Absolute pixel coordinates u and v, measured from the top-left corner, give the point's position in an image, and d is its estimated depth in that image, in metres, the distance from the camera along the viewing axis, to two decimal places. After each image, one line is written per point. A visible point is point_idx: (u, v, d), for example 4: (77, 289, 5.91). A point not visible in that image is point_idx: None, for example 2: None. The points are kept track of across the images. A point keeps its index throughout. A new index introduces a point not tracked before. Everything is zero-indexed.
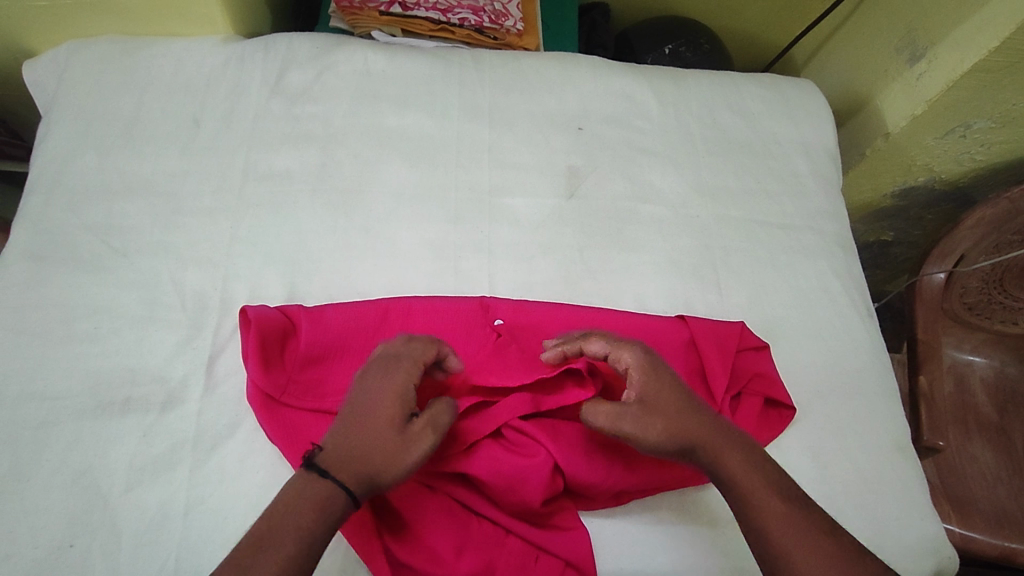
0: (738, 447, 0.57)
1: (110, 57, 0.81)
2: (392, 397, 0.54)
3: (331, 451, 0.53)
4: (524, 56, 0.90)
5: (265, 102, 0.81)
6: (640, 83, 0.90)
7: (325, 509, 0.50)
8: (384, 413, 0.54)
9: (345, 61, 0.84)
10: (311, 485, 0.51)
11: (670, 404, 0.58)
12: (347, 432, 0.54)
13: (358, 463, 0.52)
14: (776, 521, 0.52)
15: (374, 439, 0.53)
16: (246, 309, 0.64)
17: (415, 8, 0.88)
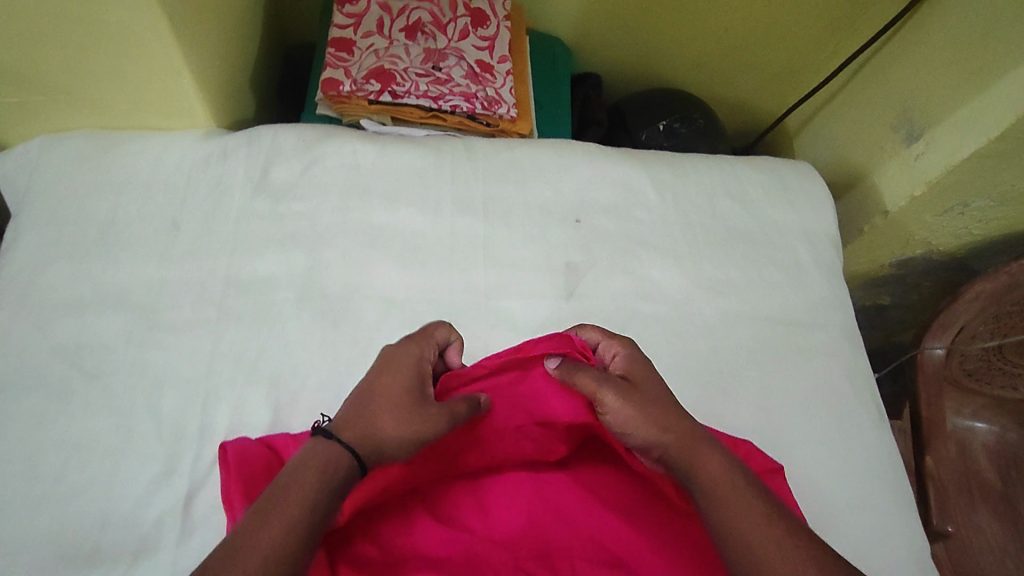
0: (715, 451, 0.57)
1: (85, 155, 0.77)
2: (399, 368, 0.58)
3: (347, 424, 0.55)
4: (518, 144, 0.87)
5: (249, 201, 0.77)
6: (637, 170, 0.87)
7: (337, 475, 0.52)
8: (396, 382, 0.57)
9: (334, 154, 0.81)
10: (318, 451, 0.53)
11: (644, 394, 0.59)
12: (355, 403, 0.57)
13: (370, 427, 0.55)
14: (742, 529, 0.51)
15: (386, 404, 0.56)
16: (225, 446, 0.58)
17: (405, 96, 0.86)
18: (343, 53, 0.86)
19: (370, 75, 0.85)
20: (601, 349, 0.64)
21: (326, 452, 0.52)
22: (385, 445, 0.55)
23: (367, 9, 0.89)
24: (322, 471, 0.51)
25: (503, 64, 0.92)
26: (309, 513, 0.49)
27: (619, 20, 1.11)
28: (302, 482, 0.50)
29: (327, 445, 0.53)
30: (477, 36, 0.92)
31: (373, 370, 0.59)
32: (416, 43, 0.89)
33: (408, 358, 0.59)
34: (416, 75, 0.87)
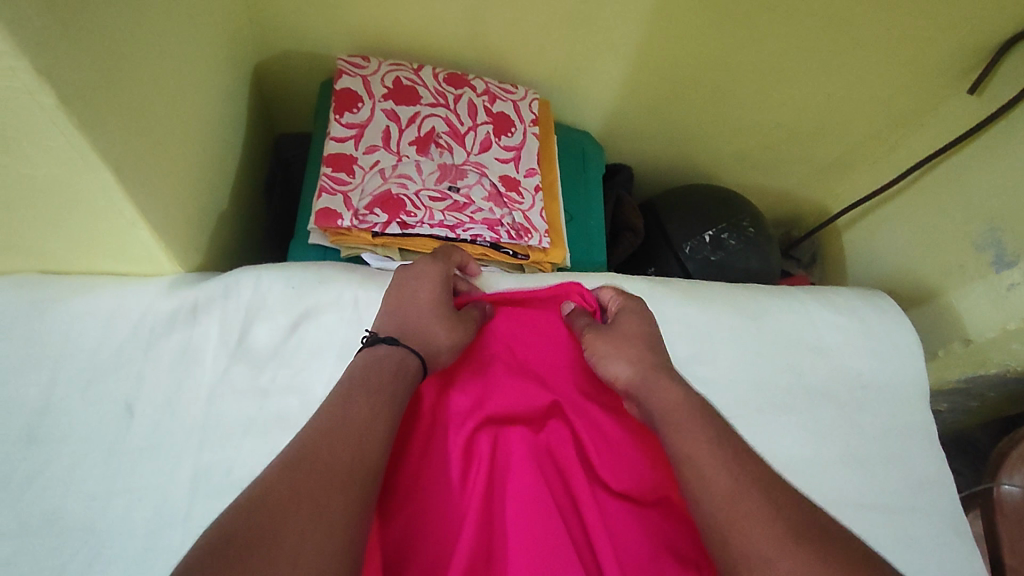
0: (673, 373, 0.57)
1: (12, 316, 0.61)
2: (437, 278, 0.61)
3: (399, 328, 0.57)
4: (552, 282, 0.72)
5: (223, 373, 0.62)
6: (695, 315, 0.73)
7: (406, 374, 0.54)
8: (438, 289, 0.60)
9: (329, 307, 0.66)
10: (385, 355, 0.54)
11: (634, 314, 0.63)
12: (394, 307, 0.59)
13: (425, 335, 0.57)
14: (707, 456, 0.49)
15: (435, 309, 0.59)
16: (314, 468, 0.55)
17: (416, 226, 0.71)
18: (342, 173, 0.72)
19: (375, 203, 0.71)
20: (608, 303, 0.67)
21: (394, 351, 0.54)
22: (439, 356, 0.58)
23: (371, 117, 0.75)
24: (392, 375, 0.53)
25: (530, 178, 0.78)
26: (392, 399, 0.51)
27: (657, 112, 0.97)
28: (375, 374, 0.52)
29: (390, 350, 0.54)
30: (500, 146, 0.78)
31: (403, 279, 0.61)
32: (429, 158, 0.75)
33: (439, 270, 0.61)
34: (430, 199, 0.73)
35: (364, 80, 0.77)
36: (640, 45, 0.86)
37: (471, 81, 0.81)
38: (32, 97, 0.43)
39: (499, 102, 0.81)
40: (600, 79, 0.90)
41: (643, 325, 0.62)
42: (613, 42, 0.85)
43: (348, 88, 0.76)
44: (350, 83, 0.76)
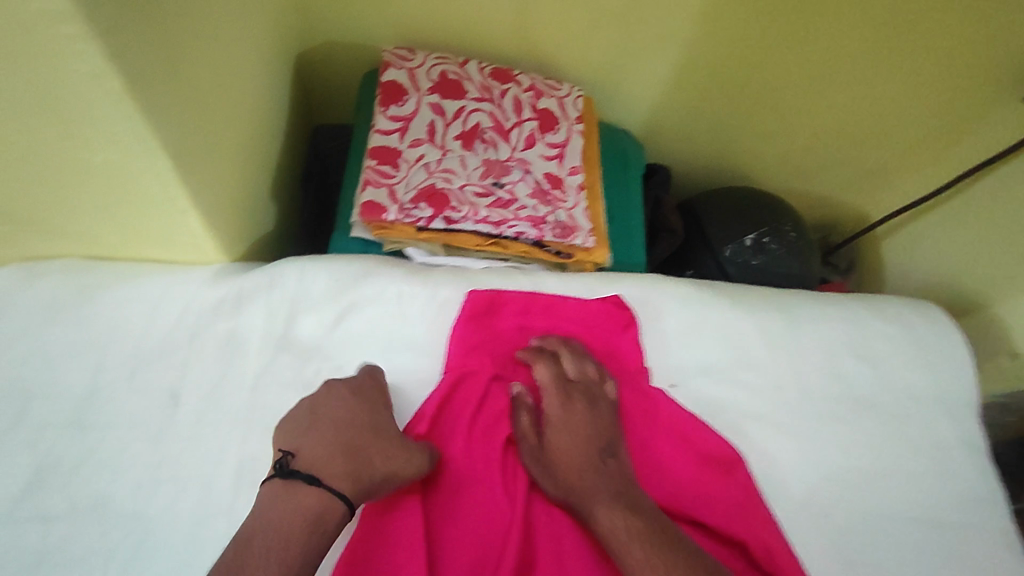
0: (610, 498, 0.53)
1: (64, 301, 0.62)
2: (357, 405, 0.54)
3: (306, 459, 0.50)
4: (597, 281, 0.71)
5: (267, 364, 0.61)
6: (743, 320, 0.72)
7: (316, 517, 0.46)
8: (352, 411, 0.54)
9: (374, 300, 0.66)
10: (284, 499, 0.47)
11: (569, 418, 0.59)
12: (310, 435, 0.51)
13: (342, 457, 0.50)
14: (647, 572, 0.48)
15: (352, 434, 0.52)
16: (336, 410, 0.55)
17: (460, 222, 0.71)
18: (387, 166, 0.71)
19: (421, 197, 0.70)
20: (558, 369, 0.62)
21: (304, 488, 0.47)
22: (369, 481, 0.50)
23: (417, 110, 0.75)
24: (303, 517, 0.46)
25: (574, 177, 0.77)
26: (307, 543, 0.45)
27: (697, 112, 0.96)
28: (274, 522, 0.45)
29: (294, 488, 0.47)
30: (545, 143, 0.77)
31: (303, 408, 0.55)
32: (474, 153, 0.74)
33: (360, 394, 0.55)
34: (475, 195, 0.72)
35: (409, 73, 0.76)
36: (685, 44, 0.85)
37: (517, 77, 0.80)
38: (100, 81, 0.43)
39: (544, 99, 0.80)
40: (643, 78, 0.89)
41: (578, 440, 0.57)
42: (658, 40, 0.84)
43: (394, 80, 0.75)
44: (396, 76, 0.76)
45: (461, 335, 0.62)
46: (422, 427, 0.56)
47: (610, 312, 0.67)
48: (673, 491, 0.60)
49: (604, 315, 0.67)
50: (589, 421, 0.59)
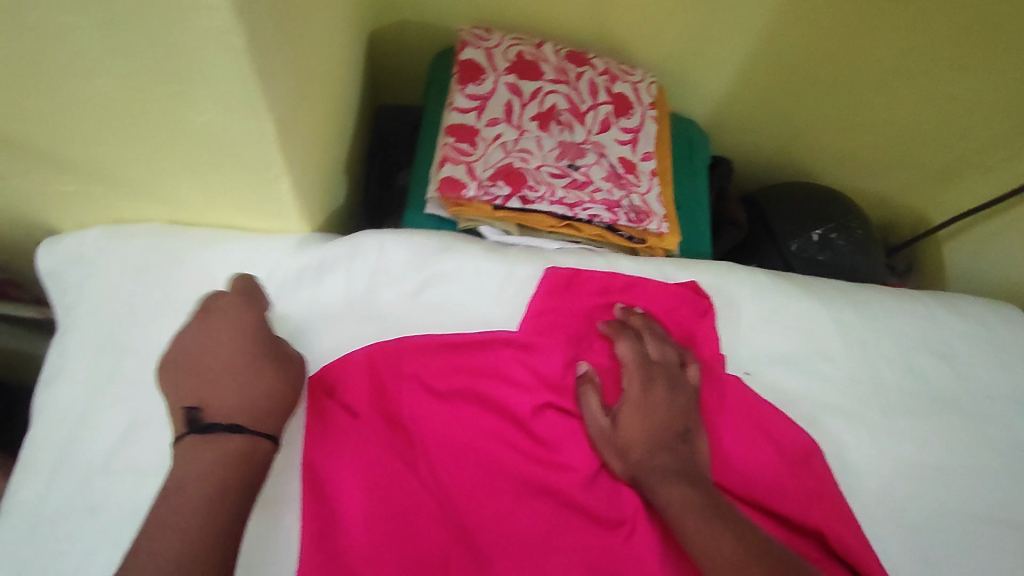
0: (669, 473, 0.56)
1: (154, 263, 0.64)
2: (234, 332, 0.53)
3: (211, 408, 0.49)
4: (672, 267, 0.71)
5: (348, 333, 0.62)
6: (819, 311, 0.71)
7: (236, 453, 0.47)
8: (232, 342, 0.52)
9: (451, 275, 0.66)
10: (201, 451, 0.47)
11: (646, 399, 0.60)
12: (204, 378, 0.50)
13: (234, 397, 0.50)
14: (697, 542, 0.52)
15: (238, 369, 0.51)
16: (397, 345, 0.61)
17: (536, 202, 0.71)
18: (465, 144, 0.71)
19: (498, 175, 0.70)
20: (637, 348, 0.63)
21: (217, 438, 0.47)
22: (274, 409, 0.51)
23: (494, 89, 0.75)
24: (226, 457, 0.47)
25: (647, 162, 0.77)
26: (238, 477, 0.46)
27: (764, 104, 0.95)
28: (198, 470, 0.46)
29: (208, 440, 0.47)
30: (619, 127, 0.77)
31: (178, 350, 0.53)
32: (550, 134, 0.74)
33: (240, 317, 0.54)
34: (551, 175, 0.72)
35: (487, 52, 0.76)
36: (763, 32, 0.84)
37: (592, 60, 0.80)
38: (222, 38, 0.43)
39: (619, 83, 0.80)
40: (714, 67, 0.89)
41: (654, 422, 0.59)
42: (736, 28, 0.83)
43: (472, 59, 0.75)
44: (474, 54, 0.76)
45: (539, 308, 0.65)
46: (466, 363, 0.61)
47: (687, 299, 0.67)
48: (748, 469, 0.60)
49: (678, 301, 0.67)
50: (667, 404, 0.60)
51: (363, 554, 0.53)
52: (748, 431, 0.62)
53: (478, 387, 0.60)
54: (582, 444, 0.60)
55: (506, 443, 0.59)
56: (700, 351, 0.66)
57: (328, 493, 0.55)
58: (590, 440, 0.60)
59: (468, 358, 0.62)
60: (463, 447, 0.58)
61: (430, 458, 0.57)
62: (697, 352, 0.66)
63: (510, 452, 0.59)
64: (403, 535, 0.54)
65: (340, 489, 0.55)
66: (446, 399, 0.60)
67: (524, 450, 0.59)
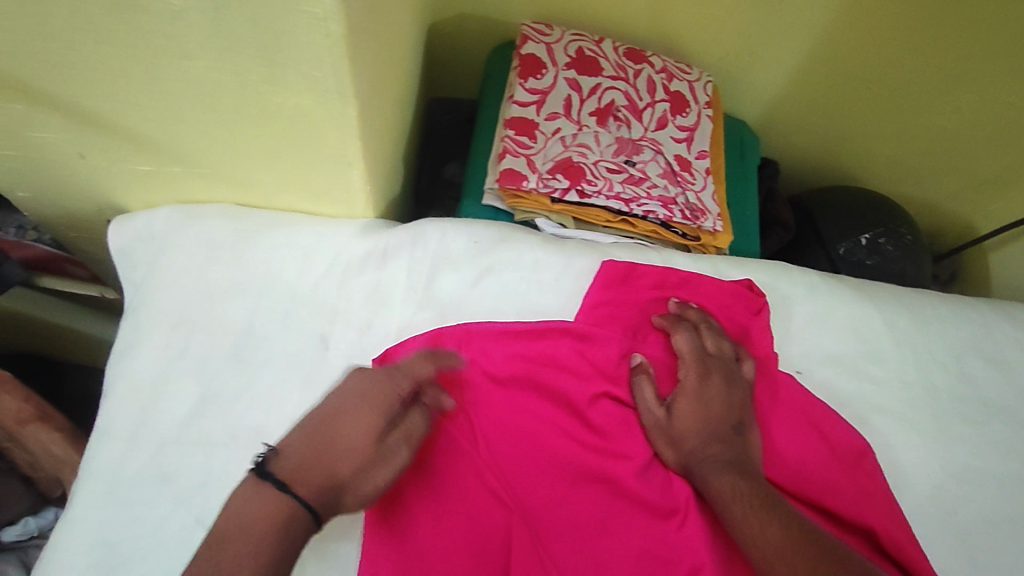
0: (720, 462, 0.57)
1: (221, 241, 0.65)
2: (373, 400, 0.50)
3: (288, 464, 0.45)
4: (726, 265, 0.72)
5: (410, 317, 0.64)
6: (871, 314, 0.72)
7: (283, 519, 0.43)
8: (362, 413, 0.49)
9: (510, 264, 0.68)
10: (257, 498, 0.43)
11: (702, 390, 0.61)
12: (312, 437, 0.47)
13: (323, 469, 0.46)
14: (744, 531, 0.52)
15: (347, 439, 0.48)
16: (462, 327, 0.62)
17: (593, 196, 0.72)
18: (525, 137, 0.73)
19: (558, 169, 0.72)
20: (695, 341, 0.63)
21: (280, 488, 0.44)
22: (341, 491, 0.47)
23: (554, 84, 0.76)
24: (272, 514, 0.43)
25: (701, 161, 0.78)
26: (274, 554, 0.41)
27: (814, 107, 0.95)
28: (240, 517, 0.42)
29: (264, 491, 0.44)
30: (675, 125, 0.78)
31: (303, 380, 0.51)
32: (607, 130, 0.76)
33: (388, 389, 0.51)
34: (608, 170, 0.73)
35: (547, 47, 0.77)
36: (819, 35, 0.84)
37: (649, 58, 0.81)
38: (322, 24, 0.45)
39: (676, 81, 0.81)
40: (768, 69, 0.89)
41: (705, 412, 0.60)
42: (792, 30, 0.83)
43: (533, 53, 0.76)
44: (534, 49, 0.77)
45: (597, 299, 0.66)
46: (525, 348, 0.62)
47: (741, 296, 0.68)
48: (799, 462, 0.61)
49: (734, 297, 0.68)
50: (722, 396, 0.61)
51: (423, 529, 0.55)
52: (801, 428, 0.62)
53: (535, 375, 0.62)
54: (635, 434, 0.60)
55: (561, 429, 0.60)
56: (754, 348, 0.66)
57: None
58: (643, 429, 0.61)
59: (526, 346, 0.63)
60: (519, 430, 0.59)
61: (489, 439, 0.59)
62: (751, 348, 0.66)
63: (567, 437, 0.60)
64: (461, 513, 0.55)
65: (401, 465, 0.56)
66: (504, 385, 0.61)
67: (577, 437, 0.60)
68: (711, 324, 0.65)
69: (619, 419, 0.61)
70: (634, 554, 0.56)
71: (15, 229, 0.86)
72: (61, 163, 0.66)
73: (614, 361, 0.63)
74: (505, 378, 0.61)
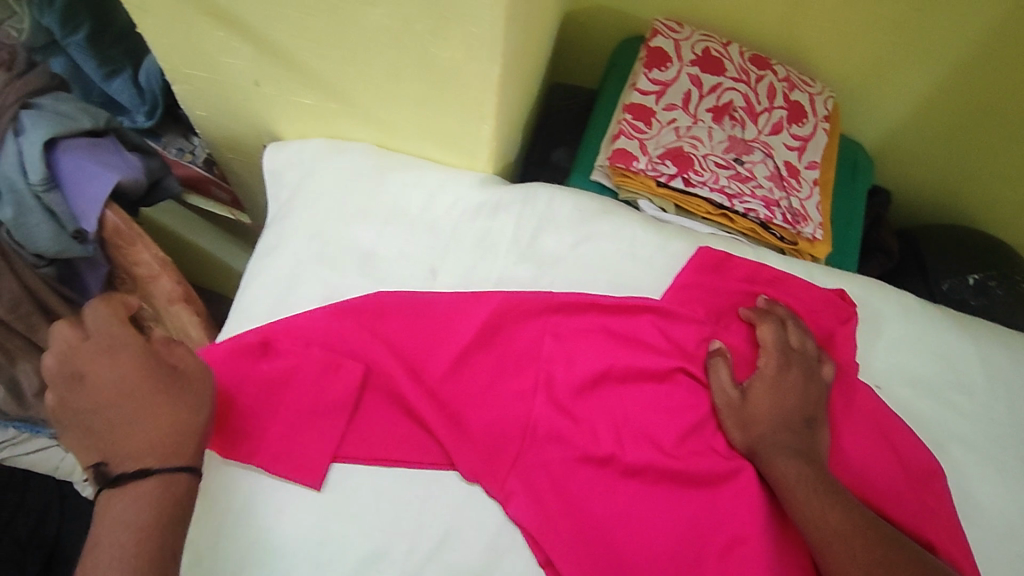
0: (787, 449, 0.60)
1: (359, 175, 0.74)
2: (114, 363, 0.54)
3: (119, 457, 0.51)
4: (820, 272, 0.73)
5: (509, 265, 0.70)
6: (966, 346, 0.71)
7: (159, 494, 0.50)
8: (111, 369, 0.54)
9: (609, 235, 0.72)
10: (119, 500, 0.50)
11: (778, 382, 0.64)
12: (116, 421, 0.52)
13: (146, 440, 0.51)
14: (807, 512, 0.57)
15: (121, 403, 0.53)
16: (554, 294, 0.67)
17: (698, 186, 0.75)
18: (641, 122, 0.77)
19: (668, 155, 0.76)
20: (779, 336, 0.66)
21: (136, 482, 0.50)
22: (199, 444, 0.53)
23: (677, 77, 0.80)
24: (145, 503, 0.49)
25: (811, 171, 0.79)
26: (161, 521, 0.49)
27: (939, 140, 0.93)
28: (116, 523, 0.48)
29: (120, 490, 0.50)
30: (790, 133, 0.80)
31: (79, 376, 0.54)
32: (721, 127, 0.79)
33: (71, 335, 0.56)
34: (716, 165, 0.76)
35: (676, 43, 0.81)
36: (953, 65, 0.83)
37: (774, 66, 0.83)
38: None
39: (797, 92, 0.83)
40: (894, 94, 0.89)
41: (780, 404, 0.63)
42: (928, 57, 0.83)
43: (661, 47, 0.81)
44: (663, 43, 0.81)
45: (685, 281, 0.69)
46: (611, 313, 0.67)
47: (831, 303, 0.69)
48: (865, 469, 0.62)
49: (822, 304, 0.69)
50: (798, 390, 0.63)
51: (500, 451, 0.62)
52: (872, 437, 0.63)
53: (615, 344, 0.65)
54: (704, 411, 0.64)
55: (632, 396, 0.64)
56: (836, 354, 0.67)
57: (476, 395, 0.64)
58: (716, 408, 0.64)
59: (610, 318, 0.66)
60: (595, 385, 0.64)
61: (566, 387, 0.64)
62: (834, 354, 0.67)
63: (640, 401, 0.64)
64: (528, 442, 0.62)
65: (487, 396, 0.64)
66: (582, 344, 0.65)
67: (646, 404, 0.64)
68: (796, 324, 0.67)
69: (692, 395, 0.64)
70: (687, 519, 0.60)
71: (177, 150, 0.95)
72: (239, 90, 0.78)
73: (693, 340, 0.66)
74: (589, 336, 0.66)
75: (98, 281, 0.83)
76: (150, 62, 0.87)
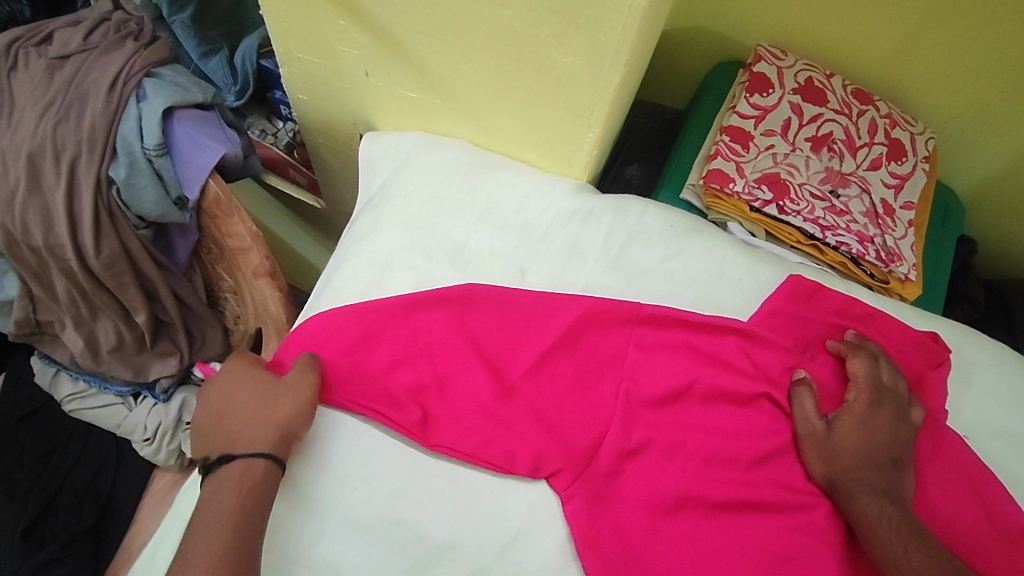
0: (872, 487, 0.58)
1: (456, 169, 0.75)
2: (240, 375, 0.62)
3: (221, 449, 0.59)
4: (911, 315, 0.72)
5: (597, 272, 0.70)
6: None
7: (244, 476, 0.56)
8: (237, 383, 0.62)
9: (699, 252, 0.72)
10: (215, 484, 0.56)
11: (868, 420, 0.62)
12: (227, 419, 0.60)
13: (243, 437, 0.58)
14: (890, 553, 0.54)
15: (236, 408, 0.60)
16: (643, 305, 0.66)
17: (790, 214, 0.75)
18: (739, 145, 0.77)
19: (764, 181, 0.75)
20: (872, 372, 0.64)
21: (225, 467, 0.57)
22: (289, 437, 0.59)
23: (778, 104, 0.79)
24: (245, 485, 0.55)
25: (906, 211, 0.78)
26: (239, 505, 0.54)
27: None
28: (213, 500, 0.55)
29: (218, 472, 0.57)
30: (888, 170, 0.79)
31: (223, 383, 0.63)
32: (819, 158, 0.78)
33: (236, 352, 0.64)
34: (811, 195, 0.76)
35: (779, 70, 0.81)
36: None
37: (877, 102, 0.83)
38: None
39: (898, 130, 0.82)
40: (997, 142, 0.87)
41: (865, 441, 0.61)
42: None
43: (764, 73, 0.81)
44: (766, 69, 0.81)
45: (775, 307, 0.68)
46: (697, 331, 0.66)
47: (923, 346, 0.68)
48: (950, 518, 0.60)
49: (914, 347, 0.68)
50: (889, 430, 0.62)
51: (575, 454, 0.61)
52: (959, 487, 0.61)
53: (700, 362, 0.65)
54: (787, 440, 0.63)
55: (715, 417, 0.63)
56: (926, 399, 0.66)
57: (557, 395, 0.64)
58: (798, 438, 0.62)
59: (697, 335, 0.66)
60: (677, 401, 0.64)
61: (647, 400, 0.63)
62: (923, 399, 0.66)
63: (721, 423, 0.63)
64: (604, 448, 0.61)
65: (565, 396, 0.64)
66: (667, 358, 0.65)
67: (727, 427, 0.63)
68: (889, 364, 0.66)
69: (777, 424, 0.63)
70: (760, 547, 0.58)
71: (260, 132, 1.03)
72: (347, 78, 0.80)
73: (781, 368, 0.65)
74: (674, 351, 0.65)
75: (187, 249, 0.86)
76: (244, 46, 0.93)
